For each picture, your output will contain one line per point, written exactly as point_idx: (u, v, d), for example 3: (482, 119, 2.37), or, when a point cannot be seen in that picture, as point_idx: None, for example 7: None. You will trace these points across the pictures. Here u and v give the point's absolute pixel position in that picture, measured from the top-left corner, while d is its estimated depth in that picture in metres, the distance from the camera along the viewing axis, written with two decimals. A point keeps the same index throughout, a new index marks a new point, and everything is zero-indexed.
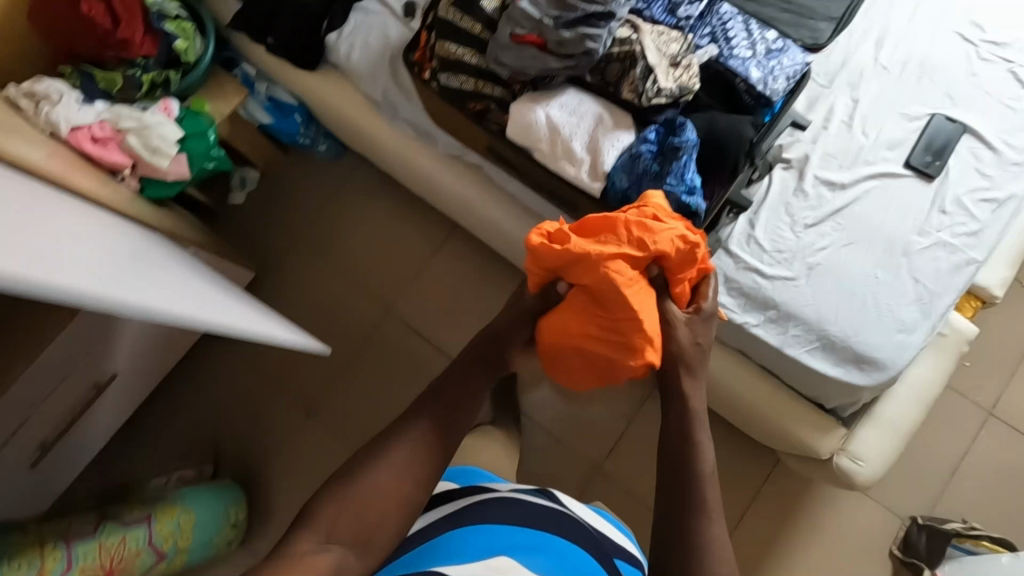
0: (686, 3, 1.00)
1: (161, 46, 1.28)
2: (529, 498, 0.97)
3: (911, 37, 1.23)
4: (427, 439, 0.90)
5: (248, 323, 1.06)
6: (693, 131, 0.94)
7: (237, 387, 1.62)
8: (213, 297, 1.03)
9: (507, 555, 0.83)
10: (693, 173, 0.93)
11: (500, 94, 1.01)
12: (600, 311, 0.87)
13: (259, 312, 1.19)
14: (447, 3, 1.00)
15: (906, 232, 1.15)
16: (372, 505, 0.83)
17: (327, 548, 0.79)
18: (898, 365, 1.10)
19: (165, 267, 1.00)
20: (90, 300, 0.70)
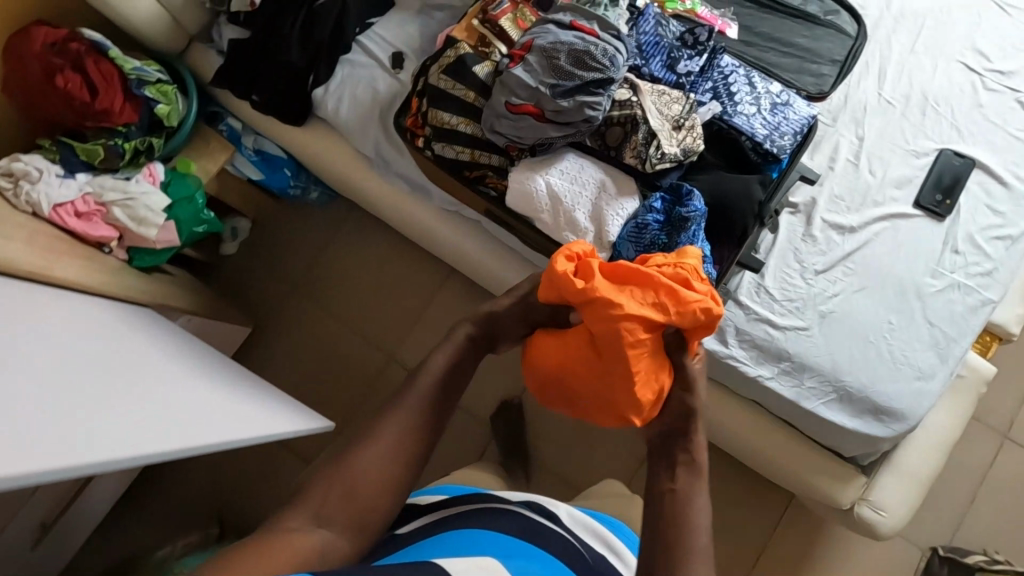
0: (686, 58, 0.98)
1: (142, 112, 1.24)
2: (527, 513, 0.89)
3: (914, 69, 1.19)
4: (420, 418, 0.82)
5: (261, 421, 1.00)
6: (701, 199, 0.89)
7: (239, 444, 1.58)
8: (218, 399, 0.97)
9: (495, 556, 0.75)
10: (703, 242, 0.90)
11: (498, 162, 0.97)
12: (605, 364, 0.83)
13: (266, 395, 1.14)
14: (437, 70, 0.96)
15: (919, 274, 1.12)
16: (365, 485, 0.75)
17: (316, 530, 0.72)
18: (917, 414, 1.07)
19: (157, 364, 0.95)
20: (61, 470, 0.63)
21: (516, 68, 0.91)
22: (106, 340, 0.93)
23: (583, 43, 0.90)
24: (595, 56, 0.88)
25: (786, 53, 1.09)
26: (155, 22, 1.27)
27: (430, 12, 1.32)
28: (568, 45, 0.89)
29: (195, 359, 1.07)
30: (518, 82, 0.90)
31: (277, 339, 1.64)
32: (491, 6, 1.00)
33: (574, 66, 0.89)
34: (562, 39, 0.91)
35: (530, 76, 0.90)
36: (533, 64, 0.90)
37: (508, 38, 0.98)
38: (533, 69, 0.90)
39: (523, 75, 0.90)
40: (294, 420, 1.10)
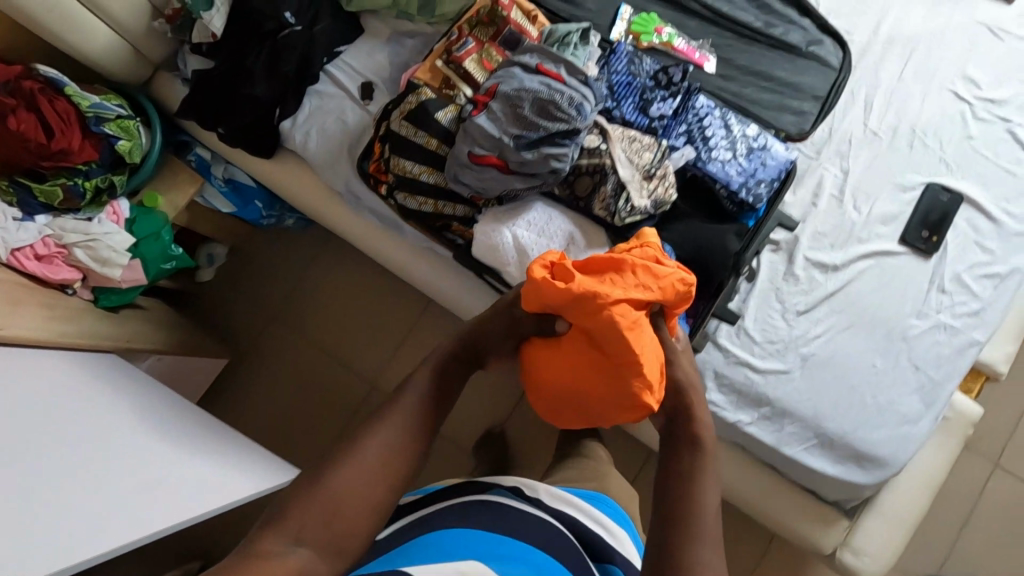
0: (659, 100, 0.94)
1: (104, 149, 1.20)
2: (504, 500, 0.87)
3: (902, 99, 1.15)
4: (408, 438, 0.75)
5: (218, 491, 0.97)
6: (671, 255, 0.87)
7: None
8: (172, 469, 0.95)
9: (477, 559, 0.75)
10: None
11: (463, 213, 0.93)
12: (604, 359, 0.78)
13: (230, 447, 1.11)
14: (399, 115, 0.92)
15: (904, 315, 1.08)
16: (349, 500, 0.68)
17: (294, 551, 0.64)
18: (901, 461, 1.04)
19: (105, 435, 0.91)
20: None
21: (478, 117, 0.87)
22: (55, 409, 0.89)
23: (548, 89, 0.86)
24: (560, 105, 0.84)
25: (766, 89, 1.04)
26: (115, 54, 1.22)
27: (400, 39, 1.27)
28: (533, 93, 0.85)
29: (157, 417, 1.04)
30: (481, 132, 0.86)
31: (258, 368, 1.61)
32: (456, 46, 0.95)
33: (539, 115, 0.85)
34: (527, 85, 0.87)
35: (493, 126, 0.86)
36: (497, 112, 0.86)
37: (473, 80, 0.94)
38: (497, 119, 0.86)
39: (486, 125, 0.86)
40: (260, 474, 1.07)
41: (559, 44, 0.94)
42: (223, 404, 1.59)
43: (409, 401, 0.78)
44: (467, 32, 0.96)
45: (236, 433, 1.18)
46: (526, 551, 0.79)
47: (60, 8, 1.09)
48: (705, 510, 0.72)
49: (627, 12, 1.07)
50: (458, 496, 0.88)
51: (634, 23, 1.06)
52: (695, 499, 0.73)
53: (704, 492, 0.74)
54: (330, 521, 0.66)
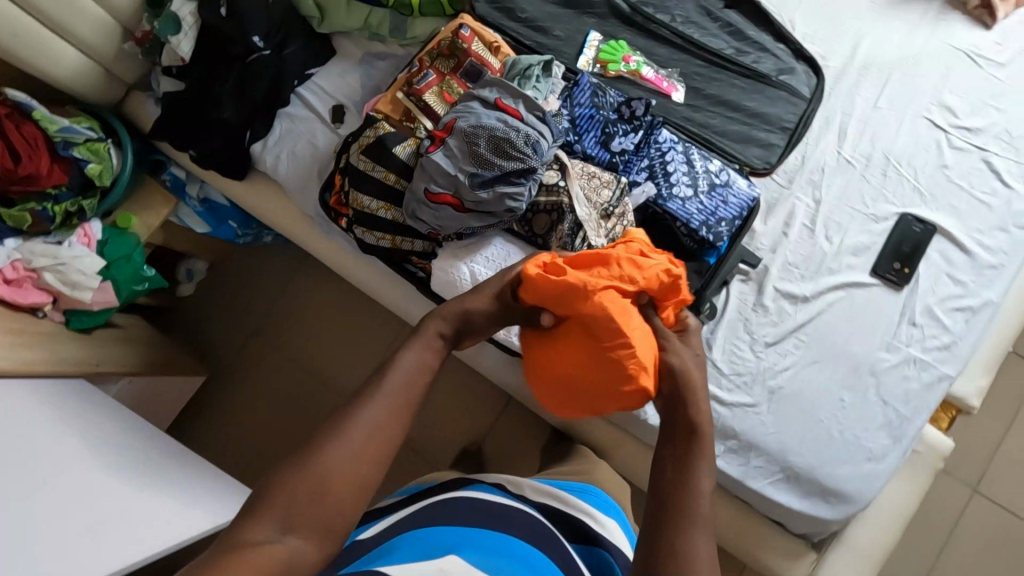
0: (621, 134, 0.93)
1: (73, 173, 1.20)
2: (485, 494, 0.86)
3: (877, 128, 1.13)
4: (400, 411, 0.67)
5: (174, 525, 0.99)
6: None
7: None
8: (129, 506, 0.96)
9: (453, 553, 0.71)
10: None
11: (421, 248, 0.93)
12: (594, 350, 0.79)
13: (190, 473, 1.14)
14: (358, 148, 0.91)
15: (873, 348, 1.07)
16: (332, 492, 0.60)
17: (281, 541, 0.57)
18: (867, 496, 1.04)
19: (62, 473, 0.92)
20: None
21: (434, 154, 0.86)
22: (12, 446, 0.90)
23: (504, 126, 0.85)
24: (516, 143, 0.83)
25: (734, 119, 1.03)
26: (84, 76, 1.21)
27: (373, 61, 1.26)
28: (489, 130, 0.84)
29: (117, 450, 1.05)
30: (437, 169, 0.85)
31: (235, 384, 1.61)
32: (416, 78, 0.95)
33: (495, 153, 0.84)
34: (483, 121, 0.86)
35: (449, 163, 0.85)
36: (453, 149, 0.85)
37: (433, 113, 0.93)
38: (453, 156, 0.85)
39: (442, 162, 0.85)
40: (219, 505, 1.09)
41: (521, 76, 0.93)
42: (201, 420, 1.59)
43: (402, 367, 0.69)
44: (428, 64, 0.95)
45: (197, 459, 1.22)
46: (510, 543, 0.76)
47: (27, 34, 1.08)
48: (700, 496, 0.63)
49: (596, 37, 1.06)
50: (438, 495, 0.87)
51: (602, 51, 1.05)
52: (689, 486, 0.64)
53: (700, 480, 0.65)
54: (311, 512, 0.58)
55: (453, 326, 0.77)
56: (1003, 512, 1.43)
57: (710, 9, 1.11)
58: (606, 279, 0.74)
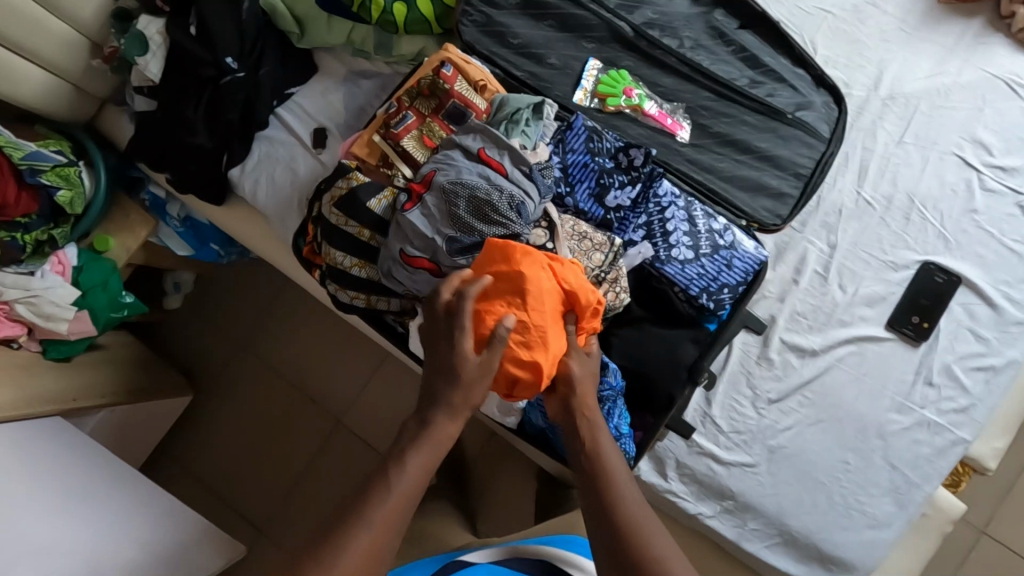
0: (616, 187, 0.85)
1: (42, 200, 1.13)
2: None
3: (899, 166, 1.04)
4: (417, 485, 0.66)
5: None
6: (616, 374, 0.80)
7: (195, 497, 1.53)
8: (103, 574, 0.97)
9: None
10: (619, 419, 0.81)
11: (398, 307, 0.85)
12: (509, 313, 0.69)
13: (166, 541, 1.11)
14: (331, 200, 0.84)
15: (883, 411, 1.00)
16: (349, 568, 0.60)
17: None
18: (868, 565, 0.99)
19: (30, 545, 0.93)
20: None
21: (411, 212, 0.78)
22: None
23: (487, 184, 0.78)
24: (498, 206, 0.76)
25: (743, 162, 0.94)
26: (51, 95, 1.13)
27: (357, 79, 1.17)
28: (470, 190, 0.77)
29: (91, 505, 1.05)
30: (414, 231, 0.78)
31: (223, 401, 1.58)
32: (395, 119, 0.87)
33: (474, 215, 0.77)
34: (464, 177, 0.78)
35: (427, 225, 0.78)
36: (431, 209, 0.78)
37: (412, 159, 0.86)
38: (431, 217, 0.78)
39: (419, 223, 0.78)
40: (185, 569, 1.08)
41: (508, 121, 0.85)
42: (190, 438, 1.57)
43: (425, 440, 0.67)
44: (407, 104, 0.87)
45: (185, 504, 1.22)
46: None
47: None
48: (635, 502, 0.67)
49: (595, 65, 0.97)
50: None
51: (601, 82, 0.95)
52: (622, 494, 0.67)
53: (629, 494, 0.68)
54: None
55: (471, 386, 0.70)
56: (1014, 558, 1.35)
57: (723, 31, 1.00)
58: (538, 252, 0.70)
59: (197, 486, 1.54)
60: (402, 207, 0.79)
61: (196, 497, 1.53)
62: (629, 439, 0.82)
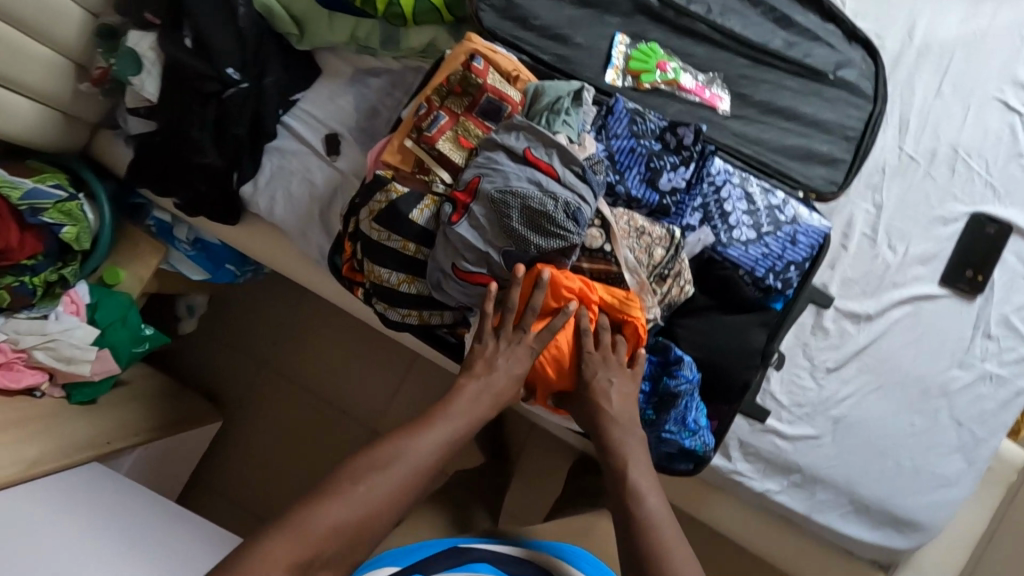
0: (669, 168, 0.82)
1: (47, 239, 1.08)
2: None
3: (939, 117, 1.01)
4: (467, 425, 0.71)
5: None
6: (691, 367, 0.80)
7: (221, 514, 1.50)
8: None
9: None
10: (698, 413, 0.81)
11: (451, 319, 0.82)
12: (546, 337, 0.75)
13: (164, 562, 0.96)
14: (369, 213, 0.79)
15: (945, 368, 0.98)
16: (400, 483, 0.65)
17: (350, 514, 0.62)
18: (940, 522, 0.99)
19: None
20: None
21: (459, 225, 0.75)
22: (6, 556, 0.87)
23: (538, 191, 0.75)
24: (554, 214, 0.74)
25: (789, 130, 0.90)
26: (40, 127, 1.06)
27: (365, 79, 1.11)
28: (522, 197, 0.74)
29: (133, 541, 0.98)
30: (465, 244, 0.76)
31: (251, 422, 1.54)
32: (426, 122, 0.82)
33: (527, 224, 0.74)
34: (513, 184, 0.75)
35: (478, 237, 0.75)
36: (481, 220, 0.75)
37: (450, 163, 0.81)
38: (482, 229, 0.76)
39: (471, 236, 0.75)
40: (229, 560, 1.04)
41: (549, 111, 0.81)
42: (220, 461, 1.53)
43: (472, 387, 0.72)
44: (438, 104, 0.82)
45: (178, 526, 1.08)
46: None
47: None
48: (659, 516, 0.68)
49: (623, 41, 0.91)
50: None
51: (632, 59, 0.90)
52: (642, 509, 0.68)
53: (647, 498, 0.69)
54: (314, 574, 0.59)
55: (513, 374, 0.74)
56: None
57: None
58: (584, 285, 0.74)
59: (227, 504, 1.51)
60: (449, 220, 0.76)
61: (221, 511, 1.51)
62: (707, 431, 0.82)
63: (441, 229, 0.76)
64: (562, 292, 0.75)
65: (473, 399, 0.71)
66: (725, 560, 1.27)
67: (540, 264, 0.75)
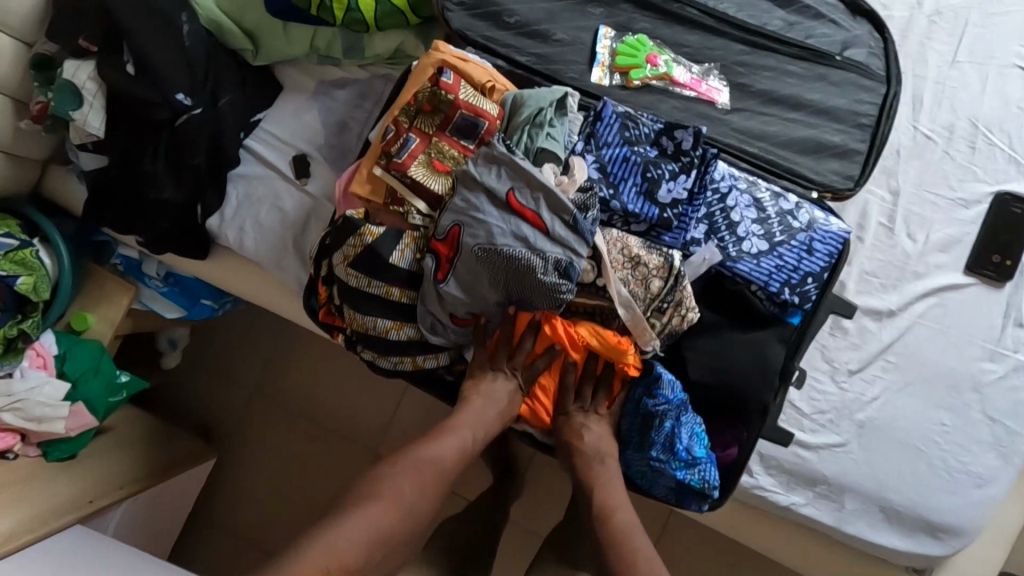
0: (668, 179, 0.75)
1: (3, 292, 1.01)
2: None
3: (956, 91, 0.93)
4: (476, 438, 0.74)
5: None
6: (673, 386, 0.74)
7: (220, 542, 1.43)
8: None
9: None
10: (688, 440, 0.75)
11: (448, 359, 0.77)
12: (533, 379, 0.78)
13: None
14: (343, 258, 0.72)
15: (975, 362, 0.92)
16: (416, 496, 0.68)
17: (373, 526, 0.64)
18: (977, 526, 0.93)
19: None
20: None
21: (447, 284, 0.71)
22: None
23: (525, 248, 0.69)
24: (544, 276, 0.69)
25: (796, 121, 0.82)
26: None
27: (330, 92, 1.02)
28: (509, 258, 0.69)
29: None
30: (456, 300, 0.72)
31: (245, 458, 1.45)
32: (395, 146, 0.75)
33: (517, 283, 0.71)
34: (497, 240, 0.69)
35: (467, 294, 0.72)
36: (467, 278, 0.71)
37: (427, 190, 0.74)
38: (471, 286, 0.71)
39: (459, 294, 0.71)
40: None
41: (530, 125, 0.75)
42: (213, 500, 1.45)
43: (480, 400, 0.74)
44: (407, 125, 0.75)
45: None
46: None
47: None
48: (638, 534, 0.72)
49: (608, 34, 0.83)
50: None
51: (620, 54, 0.82)
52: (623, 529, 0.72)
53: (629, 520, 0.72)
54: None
55: (503, 407, 0.75)
56: None
57: None
58: (571, 331, 0.74)
59: (224, 534, 1.43)
60: (435, 277, 0.71)
61: (218, 540, 1.43)
62: (708, 465, 0.75)
63: (428, 285, 0.72)
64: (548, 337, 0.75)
65: (475, 410, 0.74)
66: (751, 570, 1.21)
67: (523, 312, 0.75)
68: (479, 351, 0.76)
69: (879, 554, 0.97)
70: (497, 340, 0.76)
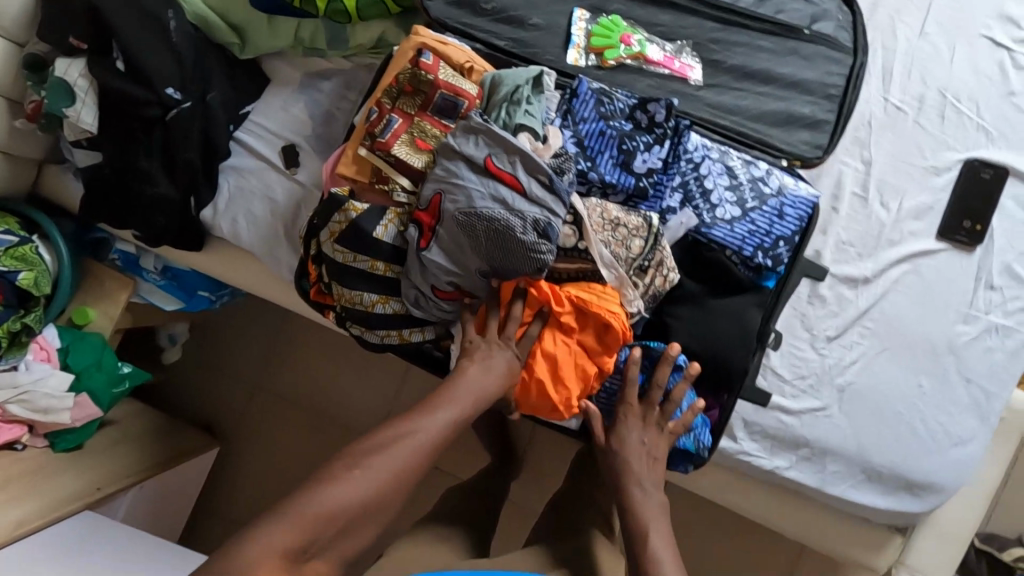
0: (643, 150, 0.78)
1: (4, 288, 1.03)
2: None
3: (925, 62, 0.96)
4: (471, 406, 0.70)
5: None
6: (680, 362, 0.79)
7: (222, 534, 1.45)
8: None
9: None
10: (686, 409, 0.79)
11: (433, 335, 0.79)
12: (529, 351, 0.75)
13: None
14: (331, 234, 0.75)
15: (950, 324, 0.95)
16: (406, 463, 0.64)
17: (357, 491, 0.60)
18: (956, 483, 0.95)
19: None
20: None
21: (430, 251, 0.73)
22: None
23: (504, 211, 0.72)
24: (524, 236, 0.71)
25: (767, 94, 0.85)
26: None
27: (316, 83, 1.05)
28: (489, 220, 0.72)
29: None
30: (440, 268, 0.74)
31: (246, 446, 1.48)
32: (378, 127, 0.78)
33: (499, 250, 0.72)
34: (477, 204, 0.72)
35: (450, 261, 0.74)
36: (448, 244, 0.73)
37: (409, 168, 0.77)
38: (453, 253, 0.74)
39: (444, 263, 0.74)
40: None
41: (508, 102, 0.77)
42: (215, 489, 1.48)
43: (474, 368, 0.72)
44: (389, 107, 0.78)
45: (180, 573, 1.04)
46: None
47: None
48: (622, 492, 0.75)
49: (583, 16, 0.85)
50: None
51: (594, 35, 0.84)
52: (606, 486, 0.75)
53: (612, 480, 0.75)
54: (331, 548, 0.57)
55: None
56: None
57: None
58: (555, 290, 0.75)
59: (226, 523, 1.46)
60: (418, 245, 0.74)
61: (221, 529, 1.46)
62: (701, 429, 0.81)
63: (412, 256, 0.74)
64: (538, 299, 0.75)
65: (471, 380, 0.71)
66: (742, 537, 1.24)
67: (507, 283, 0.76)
68: (468, 327, 0.75)
69: (863, 515, 1.00)
70: (483, 314, 0.76)
